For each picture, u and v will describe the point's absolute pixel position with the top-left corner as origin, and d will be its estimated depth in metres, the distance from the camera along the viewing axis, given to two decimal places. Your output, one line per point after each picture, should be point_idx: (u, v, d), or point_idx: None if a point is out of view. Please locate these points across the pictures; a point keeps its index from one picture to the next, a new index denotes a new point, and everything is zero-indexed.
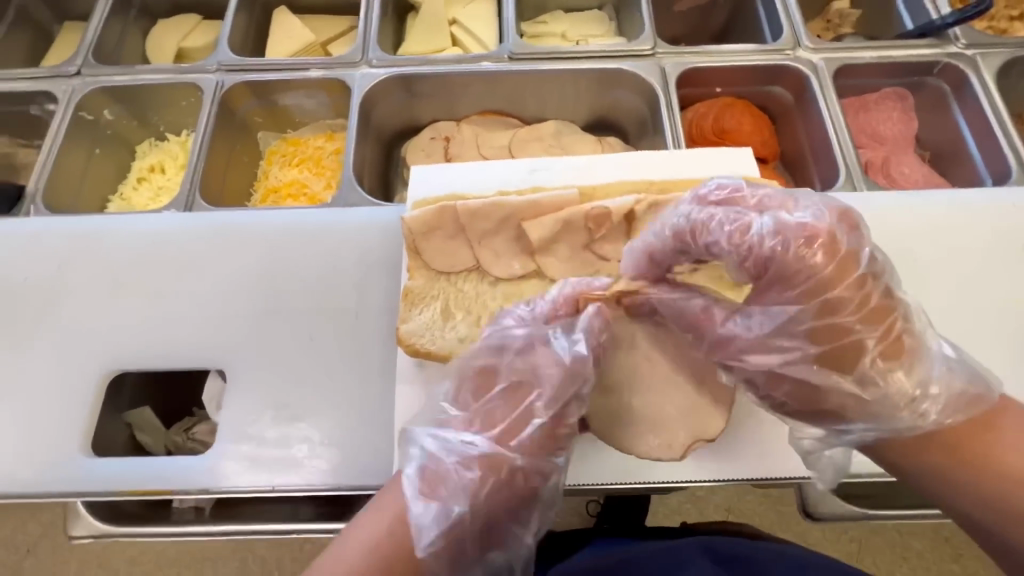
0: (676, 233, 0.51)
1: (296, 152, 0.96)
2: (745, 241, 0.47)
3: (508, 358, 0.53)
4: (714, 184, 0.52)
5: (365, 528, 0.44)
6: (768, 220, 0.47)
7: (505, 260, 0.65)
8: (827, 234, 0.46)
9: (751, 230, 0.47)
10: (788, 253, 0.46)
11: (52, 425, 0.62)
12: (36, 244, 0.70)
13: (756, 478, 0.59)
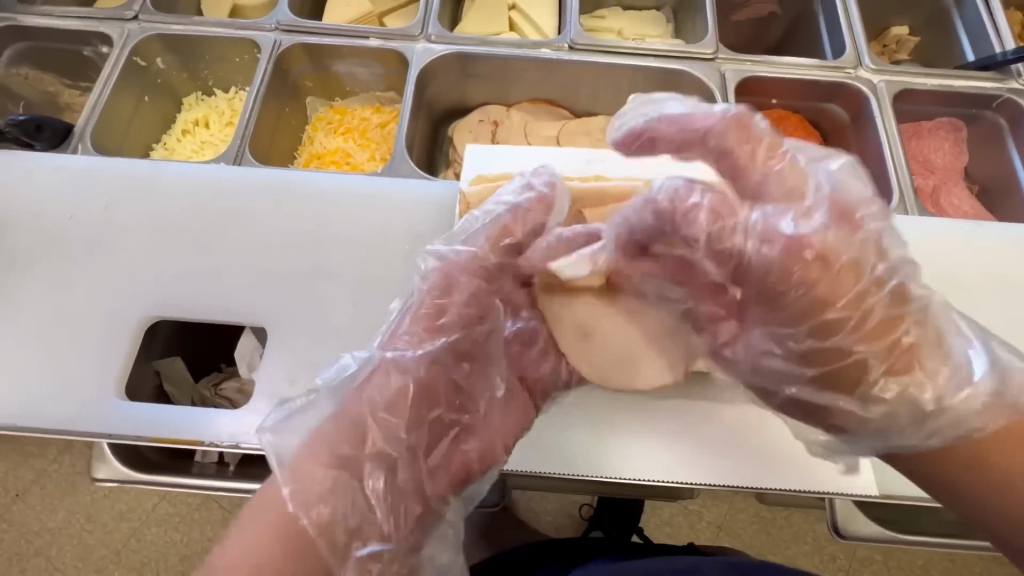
0: (662, 218, 0.50)
1: (342, 121, 0.96)
2: (728, 236, 0.47)
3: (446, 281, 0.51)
4: (717, 117, 0.50)
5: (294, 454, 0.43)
6: (760, 220, 0.46)
7: None
8: (819, 252, 0.44)
9: (739, 232, 0.46)
10: (776, 269, 0.45)
11: (91, 363, 0.62)
12: (90, 183, 0.71)
13: (794, 490, 0.58)
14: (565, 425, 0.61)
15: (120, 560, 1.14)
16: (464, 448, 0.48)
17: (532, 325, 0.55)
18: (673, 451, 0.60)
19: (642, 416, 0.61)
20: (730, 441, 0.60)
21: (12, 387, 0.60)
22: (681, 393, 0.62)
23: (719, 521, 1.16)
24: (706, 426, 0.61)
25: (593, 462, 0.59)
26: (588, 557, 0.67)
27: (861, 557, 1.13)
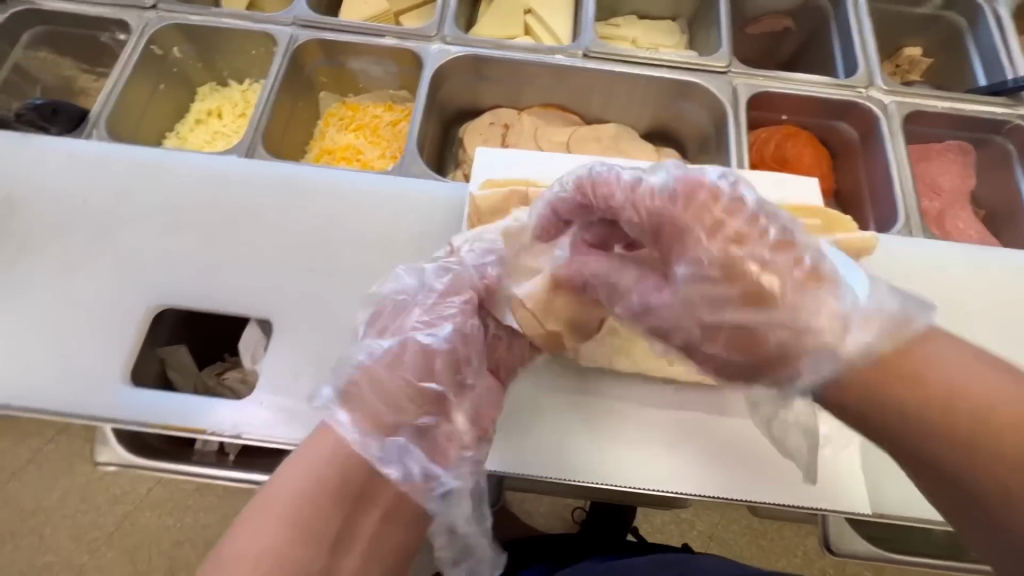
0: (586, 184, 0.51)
1: (354, 117, 0.96)
2: (635, 197, 0.47)
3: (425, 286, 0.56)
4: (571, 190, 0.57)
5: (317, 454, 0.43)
6: (661, 176, 0.47)
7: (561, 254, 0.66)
8: (711, 196, 0.45)
9: (648, 188, 0.47)
10: (676, 212, 0.46)
11: (98, 348, 0.63)
12: (102, 168, 0.72)
13: (786, 504, 0.59)
14: (561, 431, 0.61)
15: (114, 541, 1.15)
16: (450, 427, 0.49)
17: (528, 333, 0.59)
18: (669, 461, 0.60)
19: (639, 426, 0.61)
20: (724, 453, 0.60)
21: (19, 368, 0.61)
22: (677, 403, 0.62)
23: (711, 530, 1.16)
24: (702, 439, 0.61)
25: (587, 466, 0.60)
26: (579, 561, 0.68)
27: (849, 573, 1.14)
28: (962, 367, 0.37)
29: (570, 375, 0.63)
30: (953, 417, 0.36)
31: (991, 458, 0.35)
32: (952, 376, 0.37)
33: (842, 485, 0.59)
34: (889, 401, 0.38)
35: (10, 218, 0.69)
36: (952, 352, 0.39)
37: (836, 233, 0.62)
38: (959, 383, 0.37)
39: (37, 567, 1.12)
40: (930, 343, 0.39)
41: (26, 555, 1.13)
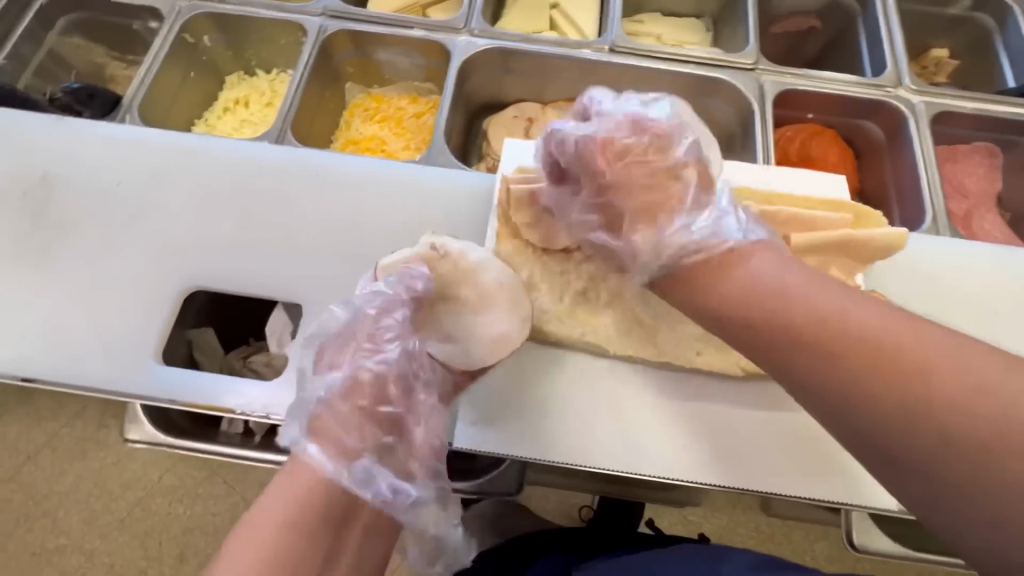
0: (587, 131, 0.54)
1: (379, 108, 0.97)
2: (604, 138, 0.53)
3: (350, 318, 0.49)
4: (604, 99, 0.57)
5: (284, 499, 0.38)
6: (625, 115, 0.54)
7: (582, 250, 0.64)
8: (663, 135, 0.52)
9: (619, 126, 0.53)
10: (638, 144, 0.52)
11: (132, 327, 0.64)
12: (137, 151, 0.73)
13: (812, 499, 0.58)
14: (586, 420, 0.61)
15: (129, 525, 1.16)
16: (411, 444, 0.46)
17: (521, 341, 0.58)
18: (694, 453, 0.60)
19: (663, 417, 0.62)
20: (750, 446, 0.60)
21: (57, 344, 0.62)
22: (703, 395, 0.62)
23: (719, 532, 1.16)
24: (727, 432, 0.61)
25: (613, 455, 0.60)
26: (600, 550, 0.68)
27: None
28: (782, 276, 0.44)
29: (597, 364, 0.63)
30: (772, 318, 0.43)
31: (807, 347, 0.41)
32: (784, 291, 0.43)
33: (867, 482, 0.59)
34: (721, 309, 0.45)
35: (47, 199, 0.70)
36: (773, 263, 0.46)
37: (869, 229, 0.62)
38: (778, 287, 0.44)
39: (50, 550, 1.14)
40: (749, 261, 0.46)
41: (39, 538, 1.15)
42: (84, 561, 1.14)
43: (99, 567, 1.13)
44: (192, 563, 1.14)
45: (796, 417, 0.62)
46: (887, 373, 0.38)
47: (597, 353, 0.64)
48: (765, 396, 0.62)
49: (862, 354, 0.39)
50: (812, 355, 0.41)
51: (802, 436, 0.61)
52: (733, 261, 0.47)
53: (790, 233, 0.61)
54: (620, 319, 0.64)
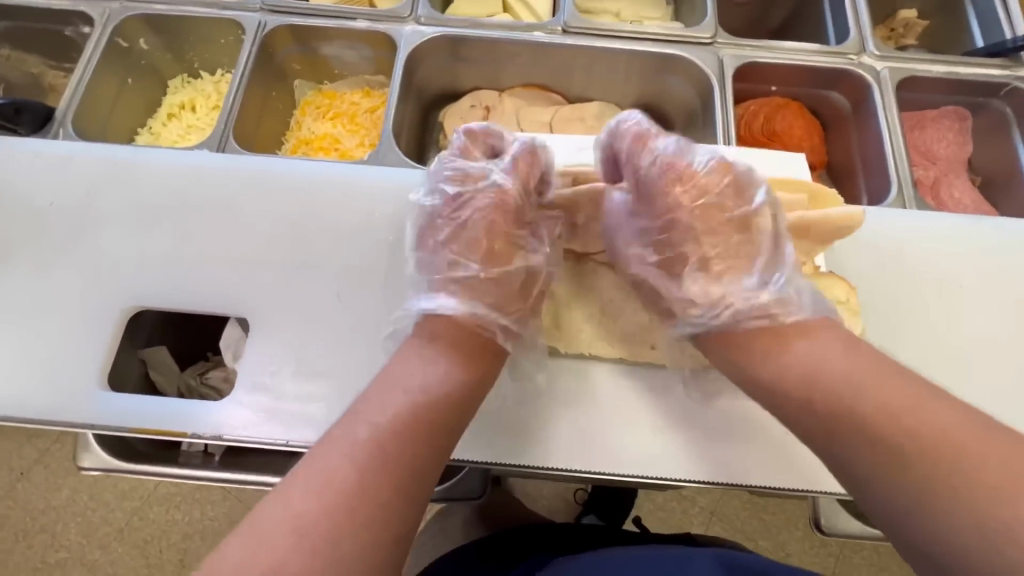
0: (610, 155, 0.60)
1: (330, 105, 0.94)
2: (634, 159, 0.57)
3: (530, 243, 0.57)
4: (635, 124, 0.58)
5: (450, 382, 0.47)
6: (664, 146, 0.56)
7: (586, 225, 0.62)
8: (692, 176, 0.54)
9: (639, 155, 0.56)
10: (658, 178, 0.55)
11: (75, 352, 0.62)
12: (70, 167, 0.70)
13: (776, 488, 0.58)
14: (546, 422, 0.59)
15: (124, 536, 1.14)
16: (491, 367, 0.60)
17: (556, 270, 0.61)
18: (656, 447, 0.58)
19: (625, 415, 0.59)
20: (714, 438, 0.59)
21: None
22: (665, 388, 0.60)
23: (712, 507, 1.17)
24: (691, 425, 0.59)
25: (573, 455, 0.58)
26: (570, 548, 0.66)
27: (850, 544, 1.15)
28: (825, 353, 0.46)
29: (554, 362, 0.61)
30: (799, 380, 0.46)
31: (833, 416, 0.44)
32: (810, 361, 0.46)
33: (832, 468, 0.58)
34: (765, 371, 0.48)
35: None
36: (822, 350, 0.46)
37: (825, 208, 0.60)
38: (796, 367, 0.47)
39: (51, 563, 1.12)
40: (804, 330, 0.48)
41: (39, 552, 1.13)
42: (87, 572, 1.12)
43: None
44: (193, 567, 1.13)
45: (761, 407, 0.60)
46: (957, 473, 0.38)
47: (555, 352, 0.61)
48: (729, 389, 0.61)
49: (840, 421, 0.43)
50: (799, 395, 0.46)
51: (767, 425, 0.59)
52: (778, 327, 0.49)
53: None
54: (575, 316, 0.61)
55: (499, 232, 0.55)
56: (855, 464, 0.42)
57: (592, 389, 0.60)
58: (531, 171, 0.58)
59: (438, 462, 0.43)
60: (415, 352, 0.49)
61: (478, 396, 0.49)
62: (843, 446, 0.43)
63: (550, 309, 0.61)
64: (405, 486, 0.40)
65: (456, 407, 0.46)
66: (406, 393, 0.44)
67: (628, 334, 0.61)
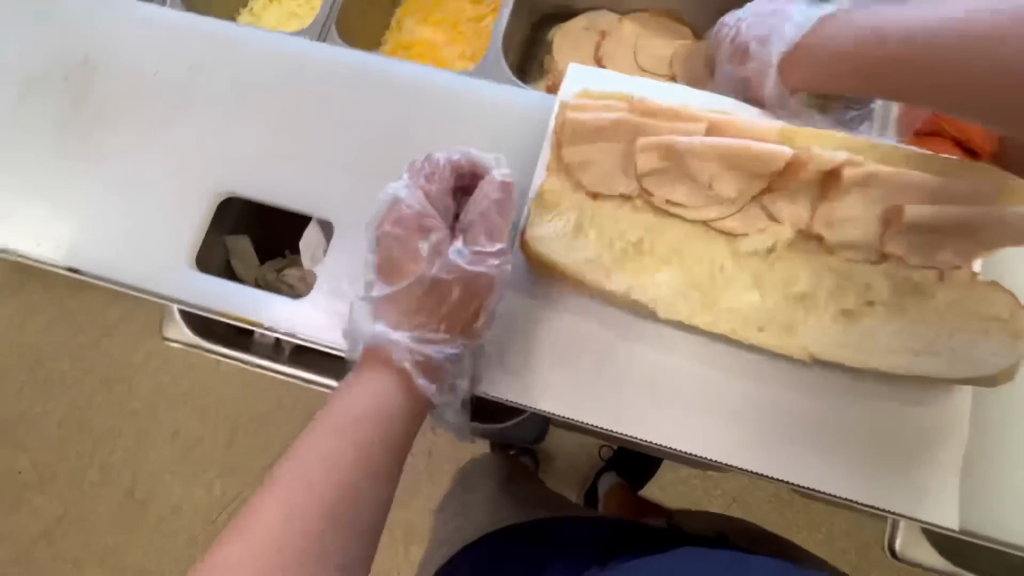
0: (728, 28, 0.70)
1: (435, 9, 0.87)
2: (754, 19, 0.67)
3: (435, 252, 0.53)
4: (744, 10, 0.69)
5: (385, 407, 0.49)
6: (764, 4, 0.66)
7: (715, 178, 0.54)
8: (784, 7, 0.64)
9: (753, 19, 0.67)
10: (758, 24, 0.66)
11: (168, 226, 0.63)
12: (176, 36, 0.68)
13: (866, 505, 0.52)
14: (622, 385, 0.55)
15: (188, 402, 1.24)
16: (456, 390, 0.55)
17: (665, 224, 0.56)
18: (738, 435, 0.53)
19: (712, 394, 0.54)
20: (805, 439, 0.53)
21: (97, 237, 0.62)
22: (762, 374, 0.54)
23: (733, 493, 1.11)
24: (783, 419, 0.54)
25: (645, 425, 0.54)
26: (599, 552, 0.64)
27: (876, 559, 1.09)
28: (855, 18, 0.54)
29: (644, 324, 0.55)
30: (831, 64, 0.55)
31: (860, 68, 0.52)
32: (831, 42, 0.56)
33: (934, 497, 0.52)
34: (809, 70, 0.58)
35: (88, 82, 0.68)
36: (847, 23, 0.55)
37: (1010, 208, 0.50)
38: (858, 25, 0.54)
39: (126, 411, 1.24)
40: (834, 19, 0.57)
41: (119, 400, 1.25)
42: (154, 425, 1.24)
43: (168, 433, 1.23)
44: (246, 442, 1.22)
45: (868, 416, 0.53)
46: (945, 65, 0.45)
47: (648, 315, 0.55)
48: (836, 392, 0.54)
49: (914, 45, 0.48)
50: (865, 48, 0.52)
51: (869, 439, 0.53)
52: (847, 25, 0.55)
53: (904, 202, 0.52)
54: (676, 279, 0.55)
55: (403, 246, 0.53)
56: (875, 73, 0.52)
57: (681, 360, 0.55)
58: (438, 181, 0.55)
59: (383, 483, 0.47)
60: (354, 374, 0.51)
61: (420, 414, 0.52)
62: (872, 86, 0.52)
63: (650, 267, 0.55)
64: (345, 521, 0.44)
65: (395, 429, 0.49)
66: (339, 426, 0.47)
67: (735, 309, 0.54)
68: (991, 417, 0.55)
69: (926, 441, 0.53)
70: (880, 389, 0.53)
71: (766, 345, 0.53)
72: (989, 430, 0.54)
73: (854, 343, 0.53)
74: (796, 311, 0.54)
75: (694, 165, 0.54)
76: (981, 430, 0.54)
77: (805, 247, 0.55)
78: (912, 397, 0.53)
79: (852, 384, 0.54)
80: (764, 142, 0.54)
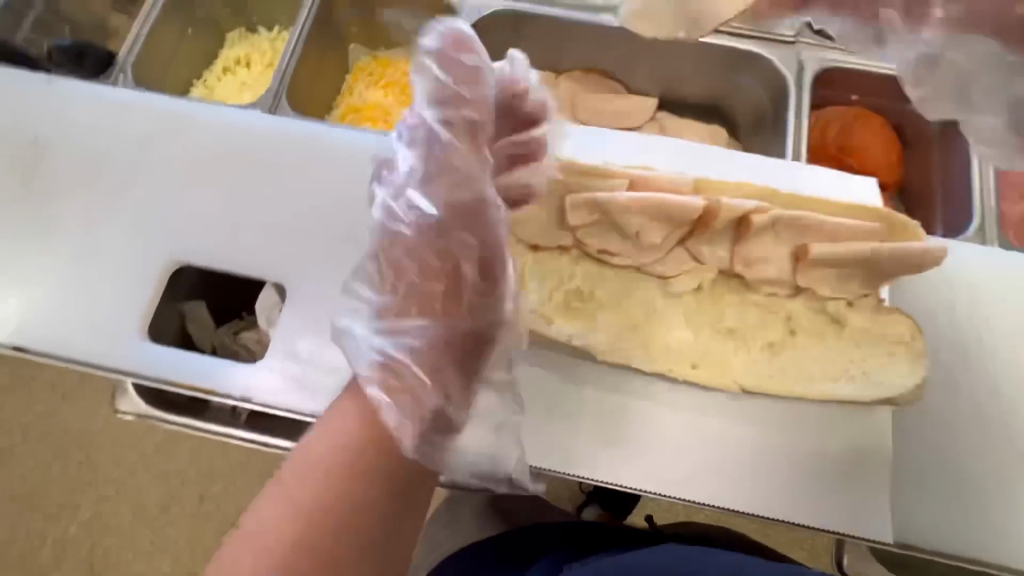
0: None
1: (384, 73, 0.92)
2: None
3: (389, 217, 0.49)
4: None
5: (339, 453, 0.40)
6: None
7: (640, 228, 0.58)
8: None
9: None
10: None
11: (120, 299, 0.63)
12: (127, 115, 0.70)
13: (807, 526, 0.55)
14: (572, 427, 0.57)
15: (152, 469, 1.20)
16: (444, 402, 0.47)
17: (599, 271, 0.60)
18: (683, 467, 0.56)
19: (656, 430, 0.57)
20: (746, 467, 0.56)
21: (46, 315, 0.62)
22: (701, 406, 0.57)
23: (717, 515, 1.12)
24: (724, 449, 0.56)
25: (596, 464, 0.56)
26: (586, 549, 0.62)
27: None
28: None
29: (588, 366, 0.58)
30: None
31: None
32: None
33: (871, 514, 0.55)
34: None
35: (37, 162, 0.69)
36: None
37: (900, 242, 0.56)
38: None
39: (85, 484, 1.19)
40: None
41: (75, 471, 1.20)
42: (115, 496, 1.19)
43: (129, 501, 1.18)
44: (213, 505, 1.18)
45: (802, 439, 0.57)
46: None
47: (591, 358, 0.58)
48: (770, 420, 0.57)
49: None
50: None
51: (804, 461, 0.56)
52: None
53: (809, 242, 0.57)
54: (615, 321, 0.58)
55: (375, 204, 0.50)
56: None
57: (625, 400, 0.58)
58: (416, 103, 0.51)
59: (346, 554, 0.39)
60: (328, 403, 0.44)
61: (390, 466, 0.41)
62: None
63: (589, 313, 0.59)
64: None
65: (358, 491, 0.40)
66: (288, 486, 0.39)
67: (670, 347, 0.58)
68: (914, 432, 0.59)
69: (857, 460, 0.56)
70: (810, 412, 0.57)
71: (700, 380, 0.57)
72: (914, 444, 0.58)
73: (779, 373, 0.57)
74: (726, 345, 0.58)
75: (618, 219, 0.58)
76: (905, 445, 0.58)
77: (728, 286, 0.60)
78: (841, 418, 0.57)
79: (785, 411, 0.57)
80: (681, 193, 0.59)
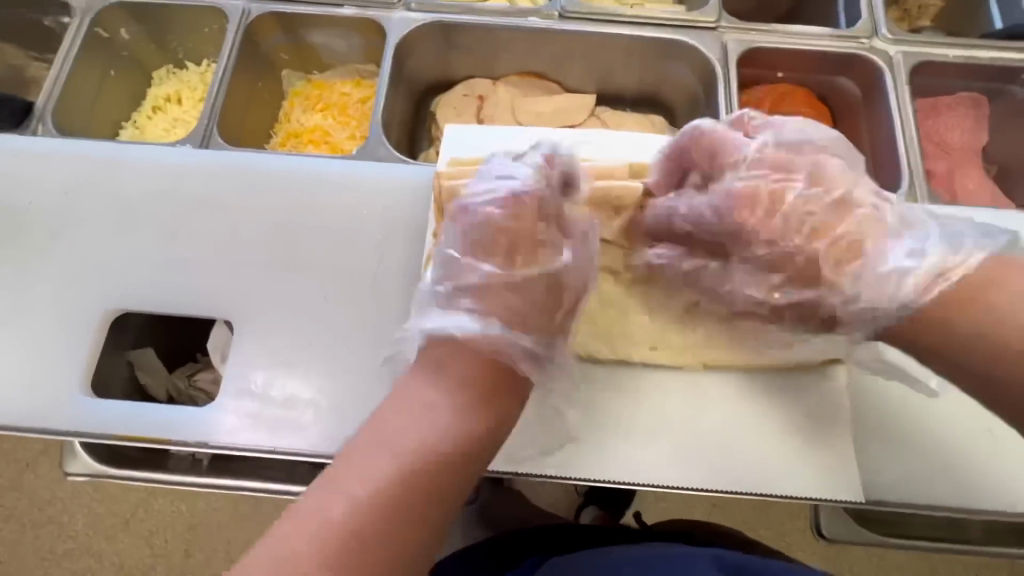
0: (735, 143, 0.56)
1: (320, 96, 0.91)
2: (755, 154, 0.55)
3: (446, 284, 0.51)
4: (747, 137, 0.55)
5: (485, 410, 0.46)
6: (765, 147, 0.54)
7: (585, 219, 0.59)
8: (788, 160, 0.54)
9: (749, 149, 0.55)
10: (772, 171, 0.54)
11: (56, 357, 0.60)
12: (48, 164, 0.68)
13: (781, 496, 0.55)
14: (541, 428, 0.57)
15: (129, 527, 1.14)
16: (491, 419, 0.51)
17: None
18: (654, 453, 0.56)
19: (623, 419, 0.57)
20: (715, 445, 0.56)
21: None
22: (665, 391, 0.58)
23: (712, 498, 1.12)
24: (693, 430, 0.57)
25: (571, 463, 0.56)
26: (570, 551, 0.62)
27: None
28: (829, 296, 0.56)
29: None
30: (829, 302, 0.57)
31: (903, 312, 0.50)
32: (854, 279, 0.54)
33: (842, 475, 0.56)
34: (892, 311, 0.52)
35: None
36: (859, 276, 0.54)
37: None
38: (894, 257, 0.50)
39: (58, 553, 1.13)
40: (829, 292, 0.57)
41: (47, 542, 1.13)
42: (93, 562, 1.13)
43: (109, 567, 1.12)
44: (199, 558, 1.13)
45: (766, 410, 0.57)
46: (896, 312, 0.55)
47: None
48: (733, 395, 0.58)
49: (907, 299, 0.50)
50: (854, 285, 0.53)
51: (771, 432, 0.57)
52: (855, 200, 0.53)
53: None
54: None
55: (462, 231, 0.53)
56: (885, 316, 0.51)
57: (589, 394, 0.58)
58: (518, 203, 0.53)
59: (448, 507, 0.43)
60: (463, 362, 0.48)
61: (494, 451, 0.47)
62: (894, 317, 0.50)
63: None
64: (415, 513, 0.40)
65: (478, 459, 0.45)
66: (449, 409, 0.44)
67: (629, 335, 0.59)
68: (873, 390, 0.60)
69: (822, 424, 0.57)
70: (769, 383, 0.58)
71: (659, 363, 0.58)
72: (873, 401, 0.60)
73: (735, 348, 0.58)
74: (683, 327, 0.59)
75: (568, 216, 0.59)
76: (865, 404, 0.60)
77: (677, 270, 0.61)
78: (801, 385, 0.58)
79: (746, 385, 0.58)
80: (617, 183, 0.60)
